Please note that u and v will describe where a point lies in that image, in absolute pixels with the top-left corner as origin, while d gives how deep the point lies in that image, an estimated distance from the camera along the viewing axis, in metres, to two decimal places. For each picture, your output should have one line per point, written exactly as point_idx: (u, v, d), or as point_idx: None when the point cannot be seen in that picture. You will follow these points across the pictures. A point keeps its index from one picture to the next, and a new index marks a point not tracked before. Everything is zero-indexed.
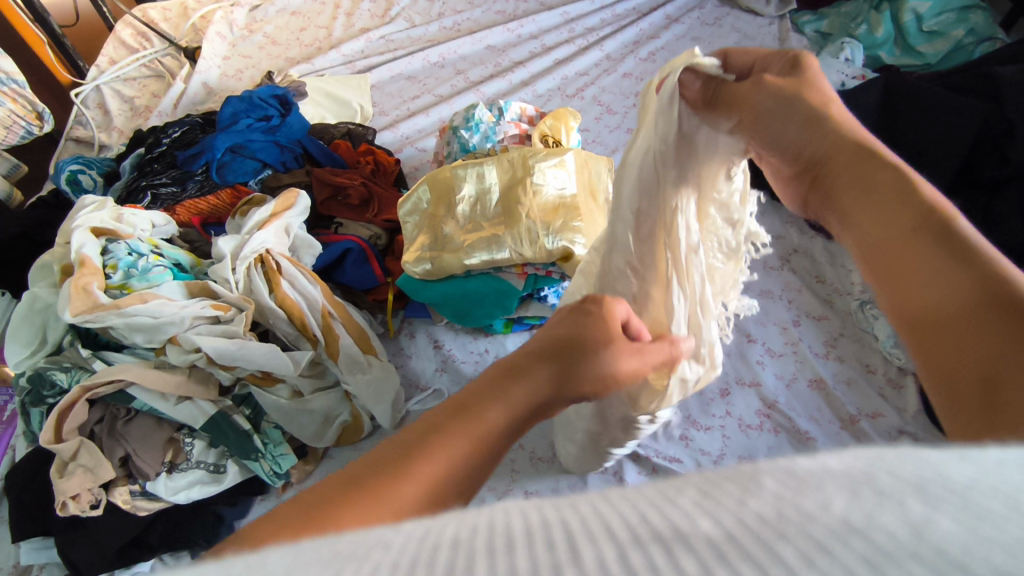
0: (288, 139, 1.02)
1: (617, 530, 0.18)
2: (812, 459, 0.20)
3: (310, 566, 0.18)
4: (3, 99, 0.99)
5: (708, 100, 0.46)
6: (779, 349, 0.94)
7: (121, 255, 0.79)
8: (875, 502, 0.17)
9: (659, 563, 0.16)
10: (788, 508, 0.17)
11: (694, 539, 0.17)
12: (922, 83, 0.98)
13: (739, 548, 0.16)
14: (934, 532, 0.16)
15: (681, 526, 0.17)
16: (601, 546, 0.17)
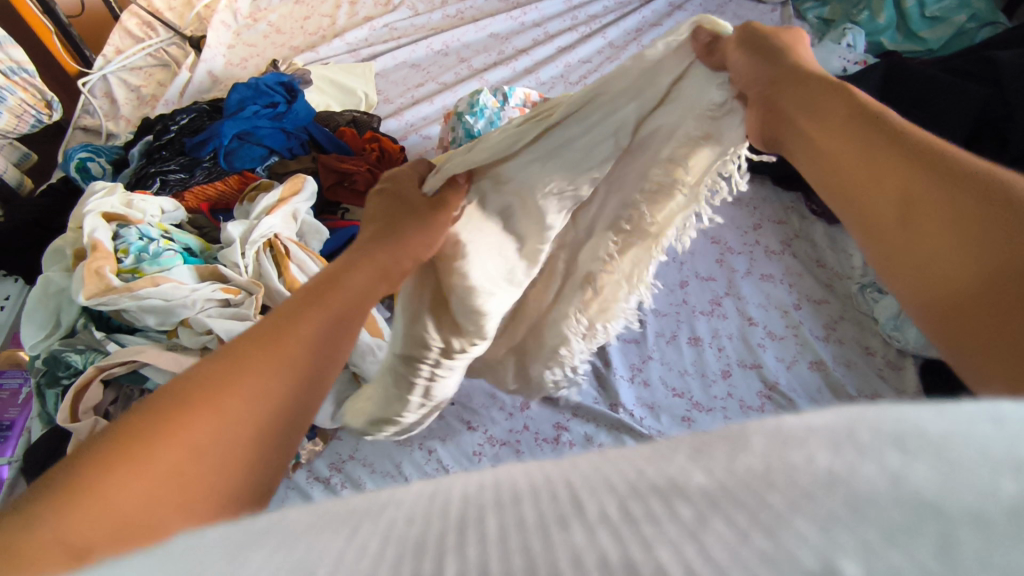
0: (294, 126, 1.03)
1: (617, 483, 0.19)
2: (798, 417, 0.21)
3: (333, 523, 0.20)
4: (13, 88, 1.00)
5: (709, 53, 0.48)
6: (780, 332, 0.95)
7: (132, 240, 0.80)
8: (855, 454, 0.18)
9: (656, 508, 0.18)
10: (773, 464, 0.19)
11: (688, 491, 0.18)
12: (922, 68, 0.99)
13: (730, 497, 0.18)
14: (908, 479, 0.17)
15: (675, 480, 0.19)
16: (603, 498, 0.19)
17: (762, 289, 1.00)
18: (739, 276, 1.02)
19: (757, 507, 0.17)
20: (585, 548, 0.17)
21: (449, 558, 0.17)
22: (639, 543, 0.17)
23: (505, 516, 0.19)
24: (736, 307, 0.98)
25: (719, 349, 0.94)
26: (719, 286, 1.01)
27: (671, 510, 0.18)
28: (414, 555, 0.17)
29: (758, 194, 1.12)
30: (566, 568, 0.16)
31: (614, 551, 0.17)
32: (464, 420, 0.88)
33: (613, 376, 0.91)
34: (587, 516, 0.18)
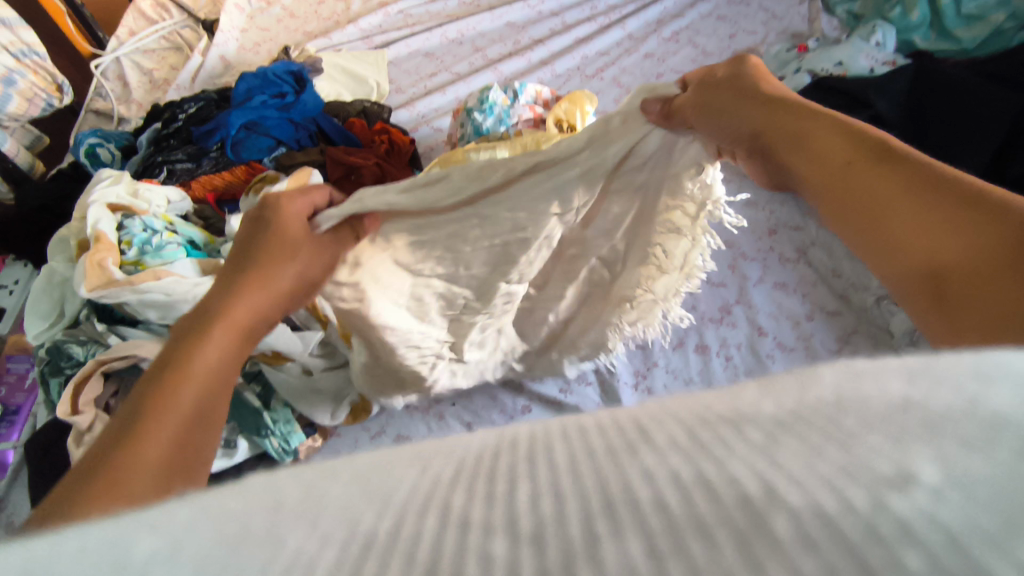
0: (302, 117, 1.02)
1: (683, 417, 0.21)
2: (873, 362, 0.22)
3: (405, 460, 0.22)
4: (24, 70, 1.00)
5: (664, 114, 0.51)
6: (791, 342, 0.92)
7: (136, 232, 0.80)
8: (928, 384, 0.19)
9: (724, 433, 0.19)
10: (846, 395, 0.20)
11: (758, 418, 0.19)
12: (958, 73, 0.94)
13: (801, 420, 0.19)
14: (991, 400, 0.17)
15: (743, 408, 0.20)
16: (670, 428, 0.20)
17: (774, 298, 0.97)
18: (751, 284, 0.99)
19: (832, 428, 0.18)
20: (652, 467, 0.18)
21: (517, 482, 0.19)
22: (710, 461, 0.18)
23: (568, 447, 0.21)
24: (746, 315, 0.96)
25: (727, 358, 0.91)
26: (728, 293, 0.99)
27: (741, 433, 0.19)
28: (475, 480, 0.20)
29: (775, 197, 1.08)
30: (636, 486, 0.18)
31: (682, 468, 0.18)
32: (464, 421, 0.87)
33: (616, 382, 0.89)
34: (654, 441, 0.20)
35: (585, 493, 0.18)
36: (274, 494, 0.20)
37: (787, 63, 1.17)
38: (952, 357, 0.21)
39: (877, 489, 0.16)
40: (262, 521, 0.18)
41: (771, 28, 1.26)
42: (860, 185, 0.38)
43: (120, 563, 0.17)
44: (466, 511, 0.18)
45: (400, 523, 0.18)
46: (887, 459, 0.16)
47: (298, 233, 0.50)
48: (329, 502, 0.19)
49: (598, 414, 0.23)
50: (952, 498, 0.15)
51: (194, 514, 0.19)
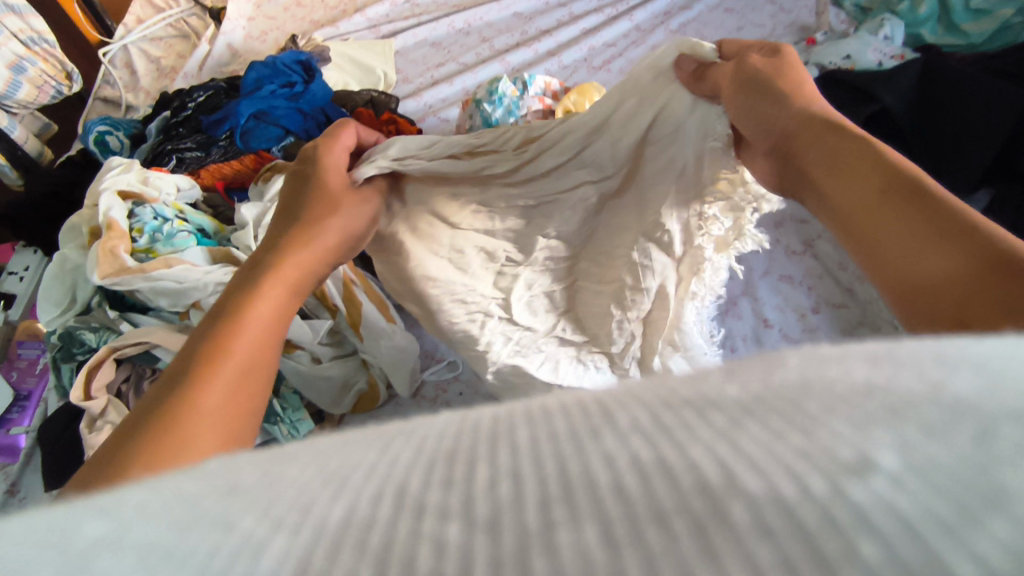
0: (310, 106, 1.01)
1: (650, 398, 0.19)
2: (836, 346, 0.20)
3: (361, 444, 0.20)
4: (32, 58, 1.00)
5: (696, 76, 0.54)
6: (796, 335, 0.93)
7: (147, 220, 0.80)
8: (891, 369, 0.17)
9: (688, 416, 0.17)
10: (810, 376, 0.18)
11: (723, 403, 0.17)
12: (964, 68, 0.94)
13: (764, 402, 0.17)
14: (955, 385, 0.16)
15: (708, 393, 0.18)
16: (635, 411, 0.18)
17: (779, 290, 0.98)
18: (757, 276, 1.00)
19: (792, 411, 0.16)
20: (613, 450, 0.17)
21: (477, 467, 0.18)
22: (670, 445, 0.16)
23: (535, 429, 0.19)
24: (752, 307, 0.97)
25: (733, 350, 0.93)
26: (734, 286, 0.99)
27: (703, 415, 0.17)
28: (437, 464, 0.18)
29: None
30: (596, 470, 0.16)
31: (643, 451, 0.16)
32: None
33: None
34: (618, 425, 0.18)
35: (540, 478, 0.17)
36: (231, 479, 0.19)
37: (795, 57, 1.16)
38: (917, 342, 0.19)
39: (833, 475, 0.14)
40: (219, 504, 0.17)
41: (780, 21, 1.25)
42: (877, 199, 0.36)
43: (63, 545, 0.16)
44: (422, 495, 0.17)
45: (358, 505, 0.17)
46: (850, 444, 0.15)
47: (341, 189, 0.54)
48: (286, 487, 0.18)
49: (567, 394, 0.20)
50: (910, 486, 0.13)
51: (149, 502, 0.17)
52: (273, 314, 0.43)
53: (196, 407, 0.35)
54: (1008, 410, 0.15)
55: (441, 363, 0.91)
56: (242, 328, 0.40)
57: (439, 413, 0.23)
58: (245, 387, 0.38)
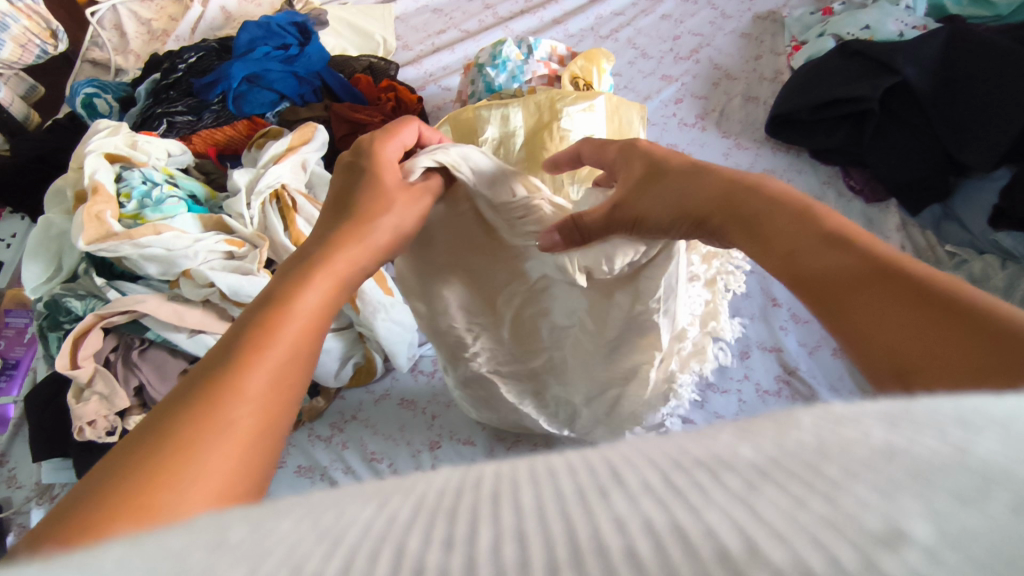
0: (307, 70, 0.98)
1: (659, 458, 0.18)
2: (849, 404, 0.19)
3: (360, 497, 0.19)
4: (16, 15, 0.95)
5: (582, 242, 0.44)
6: (805, 315, 0.91)
7: (136, 184, 0.77)
8: (912, 432, 0.16)
9: (701, 478, 0.16)
10: (827, 439, 0.17)
11: (737, 463, 0.16)
12: (991, 36, 0.91)
13: (782, 465, 0.16)
14: (980, 448, 0.15)
15: (721, 454, 0.17)
16: (644, 471, 0.17)
17: None
18: None
19: (813, 475, 0.15)
20: (625, 513, 0.15)
21: (478, 528, 0.16)
22: (684, 507, 0.15)
23: (540, 490, 0.17)
24: (760, 286, 0.94)
25: (739, 329, 0.90)
26: None
27: (717, 478, 0.16)
28: (436, 519, 0.16)
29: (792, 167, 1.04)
30: (605, 535, 0.15)
31: (656, 515, 0.15)
32: None
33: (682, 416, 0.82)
34: (627, 486, 0.16)
35: (548, 543, 0.15)
36: (219, 529, 0.17)
37: (810, 28, 1.12)
38: (929, 400, 0.18)
39: (864, 548, 0.13)
40: (201, 563, 0.15)
41: None
42: (800, 256, 0.32)
43: None
44: (422, 555, 0.15)
45: (350, 564, 0.15)
46: (875, 512, 0.14)
47: (393, 185, 0.44)
48: (277, 542, 0.16)
49: (571, 452, 0.19)
50: (948, 562, 0.12)
51: (128, 556, 0.16)
52: (315, 323, 0.34)
53: (214, 434, 0.27)
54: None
55: None
56: (285, 321, 0.33)
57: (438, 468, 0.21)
58: (270, 418, 0.29)
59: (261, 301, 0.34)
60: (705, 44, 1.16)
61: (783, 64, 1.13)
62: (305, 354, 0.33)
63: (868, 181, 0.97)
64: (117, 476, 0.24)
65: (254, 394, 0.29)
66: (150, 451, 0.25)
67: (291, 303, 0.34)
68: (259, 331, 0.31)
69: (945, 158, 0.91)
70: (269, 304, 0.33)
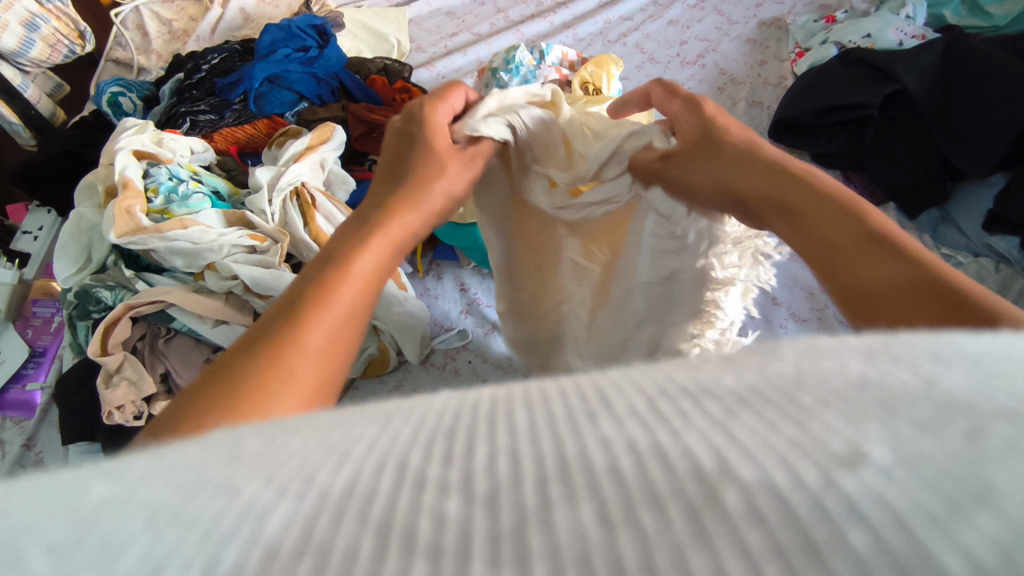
0: (325, 72, 1.01)
1: (647, 385, 0.21)
2: (833, 339, 0.23)
3: (369, 416, 0.22)
4: (48, 17, 1.00)
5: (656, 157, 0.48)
6: (804, 314, 0.94)
7: (162, 180, 0.81)
8: (886, 364, 0.20)
9: (686, 405, 0.19)
10: (805, 370, 0.20)
11: (718, 392, 0.19)
12: (986, 47, 0.94)
13: (760, 396, 0.19)
14: (946, 381, 0.18)
15: (705, 384, 0.20)
16: (632, 396, 0.20)
17: (789, 269, 0.98)
18: None
19: (789, 405, 0.18)
20: (610, 435, 0.18)
21: (474, 444, 0.19)
22: (664, 429, 0.18)
23: (532, 410, 0.21)
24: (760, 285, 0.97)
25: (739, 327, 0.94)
26: None
27: (700, 405, 0.19)
28: (436, 439, 0.19)
29: None
30: (592, 453, 0.18)
31: (641, 436, 0.18)
32: (478, 377, 0.90)
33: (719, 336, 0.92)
34: (613, 409, 0.20)
35: (542, 458, 0.18)
36: (234, 446, 0.21)
37: (814, 35, 1.15)
38: (910, 337, 0.22)
39: (826, 466, 0.16)
40: (223, 468, 0.19)
41: None
42: (821, 203, 0.35)
43: (72, 503, 0.17)
44: (423, 469, 0.18)
45: (359, 477, 0.18)
46: (841, 438, 0.16)
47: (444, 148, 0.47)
48: (290, 457, 0.19)
49: (563, 379, 0.23)
50: (898, 478, 0.15)
51: (152, 470, 0.19)
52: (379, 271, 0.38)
53: (275, 393, 0.28)
54: (993, 411, 0.17)
55: (451, 334, 0.92)
56: (344, 283, 0.35)
57: (438, 393, 0.24)
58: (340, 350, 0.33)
59: (334, 248, 0.37)
60: (711, 49, 1.19)
61: (786, 70, 1.16)
62: (371, 295, 0.36)
63: (867, 186, 1.02)
64: (216, 392, 0.28)
65: (327, 329, 0.32)
66: (248, 374, 0.29)
67: (348, 267, 0.36)
68: (333, 274, 0.35)
69: (941, 164, 0.94)
70: (327, 265, 0.35)
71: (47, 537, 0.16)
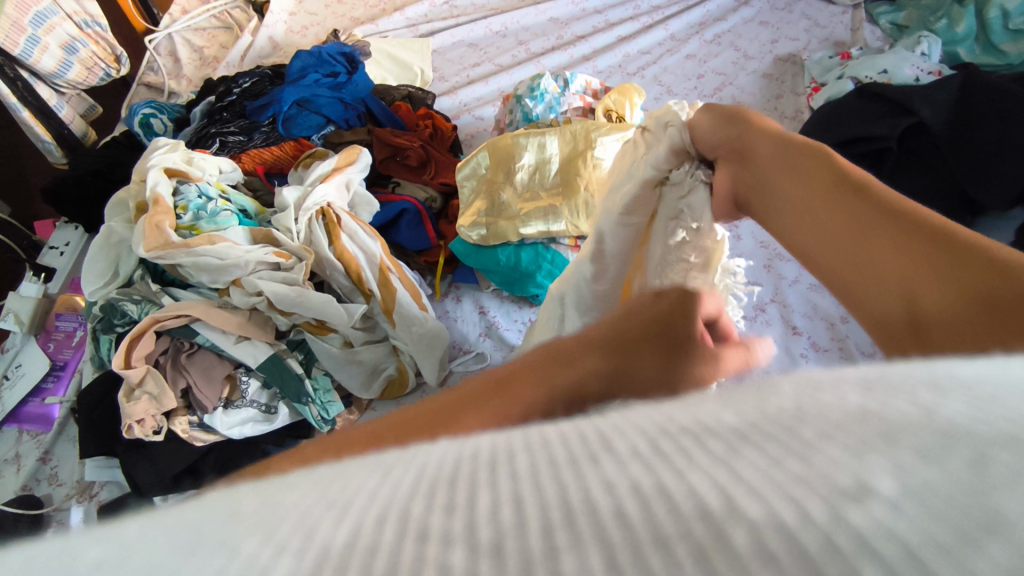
0: (352, 97, 1.04)
1: (648, 427, 0.21)
2: (830, 371, 0.24)
3: (370, 466, 0.23)
4: (85, 40, 1.03)
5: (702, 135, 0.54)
6: (824, 343, 0.93)
7: (192, 198, 0.82)
8: (884, 396, 0.21)
9: (687, 444, 0.19)
10: (806, 405, 0.21)
11: (716, 432, 0.20)
12: (1003, 83, 0.95)
13: (760, 431, 0.19)
14: (943, 409, 0.19)
15: (706, 421, 0.21)
16: (633, 438, 0.20)
17: (809, 299, 0.99)
18: (787, 284, 1.01)
19: (793, 444, 0.19)
20: (613, 479, 0.18)
21: (477, 492, 0.19)
22: (668, 469, 0.18)
23: (532, 457, 0.21)
24: (781, 314, 0.97)
25: (760, 355, 0.93)
26: (764, 292, 1.00)
27: (702, 444, 0.19)
28: (437, 487, 0.19)
29: None
30: (597, 496, 0.18)
31: (643, 478, 0.18)
32: None
33: (743, 352, 0.93)
34: (615, 451, 0.20)
35: (542, 504, 0.18)
36: (229, 504, 0.21)
37: (830, 70, 1.17)
38: (905, 366, 0.24)
39: (834, 501, 0.16)
40: (230, 524, 0.19)
41: (814, 36, 1.28)
42: (827, 212, 0.41)
43: (66, 562, 0.17)
44: (426, 518, 0.18)
45: (361, 526, 0.18)
46: (847, 472, 0.17)
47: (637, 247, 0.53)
48: (288, 511, 0.19)
49: (563, 424, 0.23)
50: (908, 510, 0.15)
51: (143, 530, 0.19)
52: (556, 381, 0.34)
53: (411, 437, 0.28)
54: (993, 436, 0.18)
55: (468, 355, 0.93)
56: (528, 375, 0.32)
57: (437, 442, 0.24)
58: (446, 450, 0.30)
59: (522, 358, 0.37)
60: (728, 83, 1.21)
61: (803, 104, 1.18)
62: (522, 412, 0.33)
63: None
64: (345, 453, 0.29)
65: (430, 432, 0.28)
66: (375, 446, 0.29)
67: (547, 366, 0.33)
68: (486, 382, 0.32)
69: (960, 198, 0.94)
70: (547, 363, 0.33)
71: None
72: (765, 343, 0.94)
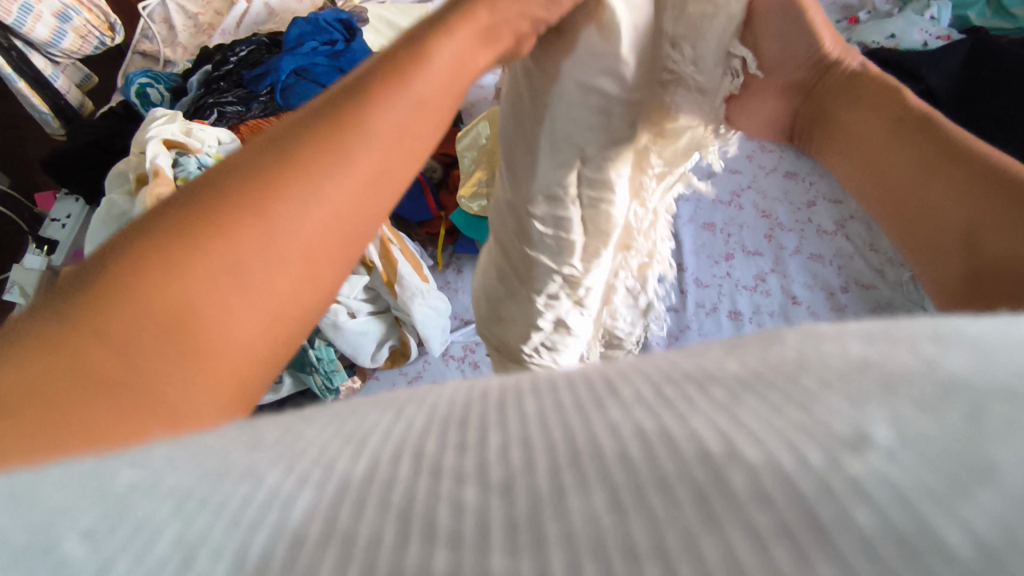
0: (351, 65, 1.02)
1: (652, 372, 0.20)
2: (834, 325, 0.22)
3: (379, 402, 0.20)
4: (79, 8, 1.02)
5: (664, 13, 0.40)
6: (824, 312, 0.94)
7: (192, 169, 0.81)
8: (887, 347, 0.19)
9: (689, 391, 0.18)
10: (807, 353, 0.19)
11: (719, 379, 0.18)
12: (1013, 47, 0.94)
13: (761, 380, 0.18)
14: (945, 365, 0.17)
15: (707, 368, 0.19)
16: (638, 384, 0.19)
17: (810, 268, 0.99)
18: (788, 253, 1.01)
19: (793, 391, 0.17)
20: (619, 422, 0.17)
21: (488, 432, 0.17)
22: (672, 415, 0.17)
23: (540, 400, 0.19)
24: (781, 284, 0.98)
25: (760, 325, 0.94)
26: (765, 262, 1.00)
27: (703, 390, 0.18)
28: (448, 427, 0.17)
29: (816, 171, 1.09)
30: (601, 437, 0.16)
31: (647, 421, 0.16)
32: None
33: (743, 320, 0.95)
34: (620, 397, 0.18)
35: (549, 446, 0.16)
36: (244, 429, 0.19)
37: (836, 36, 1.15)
38: (915, 324, 0.21)
39: (831, 449, 0.14)
40: (249, 453, 0.16)
41: None
42: (888, 158, 0.36)
43: (100, 482, 0.15)
44: (440, 458, 0.16)
45: (377, 465, 0.16)
46: (844, 419, 0.15)
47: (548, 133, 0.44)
48: (307, 445, 0.17)
49: (570, 368, 0.21)
50: (904, 460, 0.14)
51: (172, 452, 0.17)
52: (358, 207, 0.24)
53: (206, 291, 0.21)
54: (997, 389, 0.15)
55: (470, 326, 0.94)
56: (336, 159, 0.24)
57: (444, 383, 0.22)
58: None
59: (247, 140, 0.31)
60: None
61: None
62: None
63: None
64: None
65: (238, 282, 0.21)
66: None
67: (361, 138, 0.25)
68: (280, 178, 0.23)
69: None
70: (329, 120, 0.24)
71: (82, 520, 0.14)
72: (767, 314, 0.95)
